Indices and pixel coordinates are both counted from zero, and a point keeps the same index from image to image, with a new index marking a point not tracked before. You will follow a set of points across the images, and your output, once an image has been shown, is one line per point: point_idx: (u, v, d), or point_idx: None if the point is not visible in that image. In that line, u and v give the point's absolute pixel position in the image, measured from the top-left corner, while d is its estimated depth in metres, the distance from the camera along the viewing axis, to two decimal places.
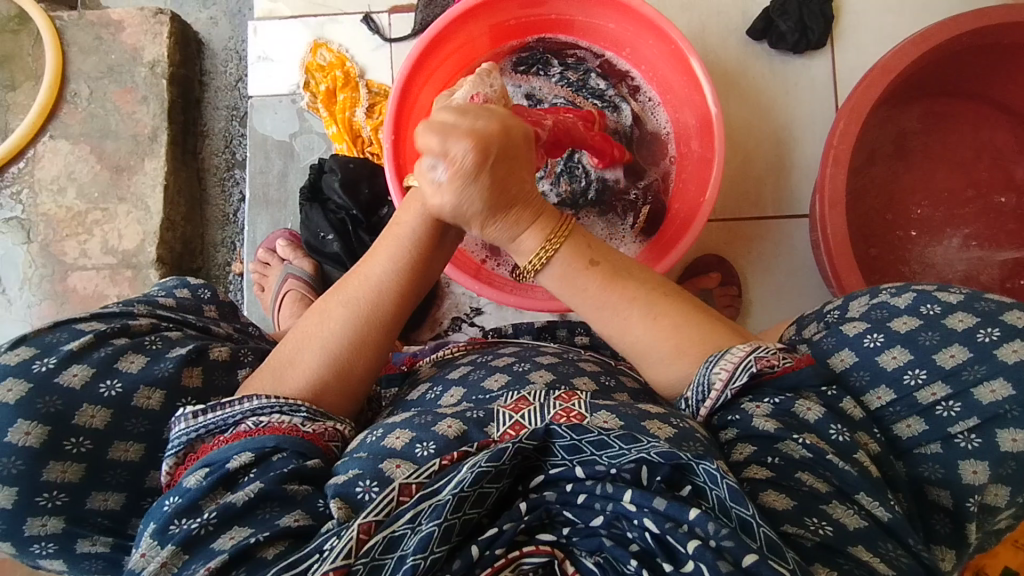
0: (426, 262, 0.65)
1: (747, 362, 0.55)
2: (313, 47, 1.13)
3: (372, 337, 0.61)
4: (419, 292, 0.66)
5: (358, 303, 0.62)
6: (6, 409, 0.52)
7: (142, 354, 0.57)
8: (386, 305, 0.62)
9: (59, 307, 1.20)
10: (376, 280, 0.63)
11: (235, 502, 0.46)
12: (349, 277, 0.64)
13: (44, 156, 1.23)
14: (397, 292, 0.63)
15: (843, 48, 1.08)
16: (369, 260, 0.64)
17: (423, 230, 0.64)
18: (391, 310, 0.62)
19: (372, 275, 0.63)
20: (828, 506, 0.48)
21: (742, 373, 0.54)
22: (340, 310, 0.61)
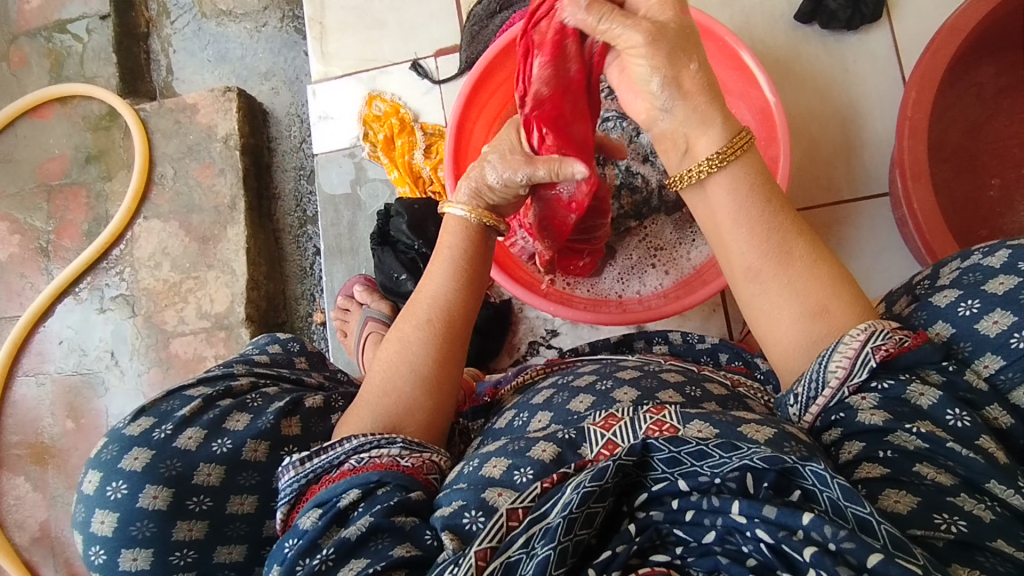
0: (478, 269, 0.68)
1: (864, 357, 0.50)
2: (368, 100, 1.19)
3: (453, 350, 0.64)
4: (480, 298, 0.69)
5: (430, 323, 0.64)
6: (135, 476, 0.55)
7: (245, 412, 0.61)
8: (456, 317, 0.65)
9: (165, 372, 1.29)
10: (442, 297, 0.65)
11: (349, 537, 0.47)
12: (411, 301, 0.66)
13: (140, 235, 1.34)
14: (464, 305, 0.66)
15: (901, 17, 1.03)
16: (426, 281, 0.67)
17: (468, 246, 0.69)
18: (462, 319, 0.65)
19: (436, 295, 0.66)
20: (957, 498, 0.43)
21: (861, 368, 0.50)
22: (416, 334, 0.63)
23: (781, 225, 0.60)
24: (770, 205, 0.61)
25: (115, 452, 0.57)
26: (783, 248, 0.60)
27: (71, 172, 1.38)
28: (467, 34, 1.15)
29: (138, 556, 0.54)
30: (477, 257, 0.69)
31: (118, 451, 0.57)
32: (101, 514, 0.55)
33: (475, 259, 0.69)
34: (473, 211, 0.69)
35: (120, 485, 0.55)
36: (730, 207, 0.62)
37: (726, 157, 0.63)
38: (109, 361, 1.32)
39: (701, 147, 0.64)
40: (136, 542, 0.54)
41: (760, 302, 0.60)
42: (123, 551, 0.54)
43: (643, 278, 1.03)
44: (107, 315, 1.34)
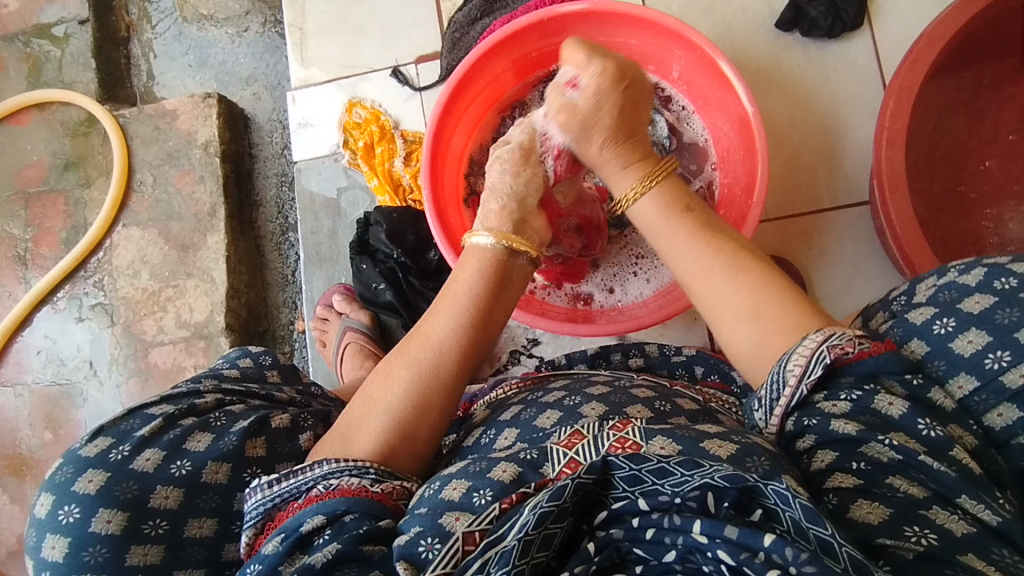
0: (485, 317, 0.66)
1: (820, 354, 0.50)
2: (348, 107, 1.18)
3: (436, 396, 0.61)
4: (484, 346, 0.66)
5: (420, 365, 0.62)
6: (88, 500, 0.54)
7: (207, 432, 0.59)
8: (450, 363, 0.62)
9: (144, 382, 1.28)
10: (441, 336, 0.63)
11: (314, 563, 0.46)
12: (411, 337, 0.64)
13: (119, 243, 1.32)
14: (462, 349, 0.63)
15: (882, 24, 1.03)
16: (431, 319, 0.65)
17: (479, 283, 0.67)
18: (456, 365, 0.62)
19: (436, 334, 0.63)
20: (929, 511, 0.42)
21: (817, 365, 0.49)
22: (403, 373, 0.61)
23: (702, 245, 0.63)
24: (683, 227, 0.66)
25: (69, 474, 0.55)
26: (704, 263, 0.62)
27: (49, 179, 1.36)
28: (447, 40, 1.14)
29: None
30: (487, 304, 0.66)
31: (72, 473, 0.55)
32: (52, 539, 0.53)
33: (484, 304, 0.66)
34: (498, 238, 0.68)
35: (72, 509, 0.53)
36: (658, 232, 0.67)
37: (646, 185, 0.70)
38: (88, 371, 1.30)
39: (619, 184, 0.72)
40: (88, 568, 0.52)
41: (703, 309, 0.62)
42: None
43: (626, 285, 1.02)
44: (86, 325, 1.32)
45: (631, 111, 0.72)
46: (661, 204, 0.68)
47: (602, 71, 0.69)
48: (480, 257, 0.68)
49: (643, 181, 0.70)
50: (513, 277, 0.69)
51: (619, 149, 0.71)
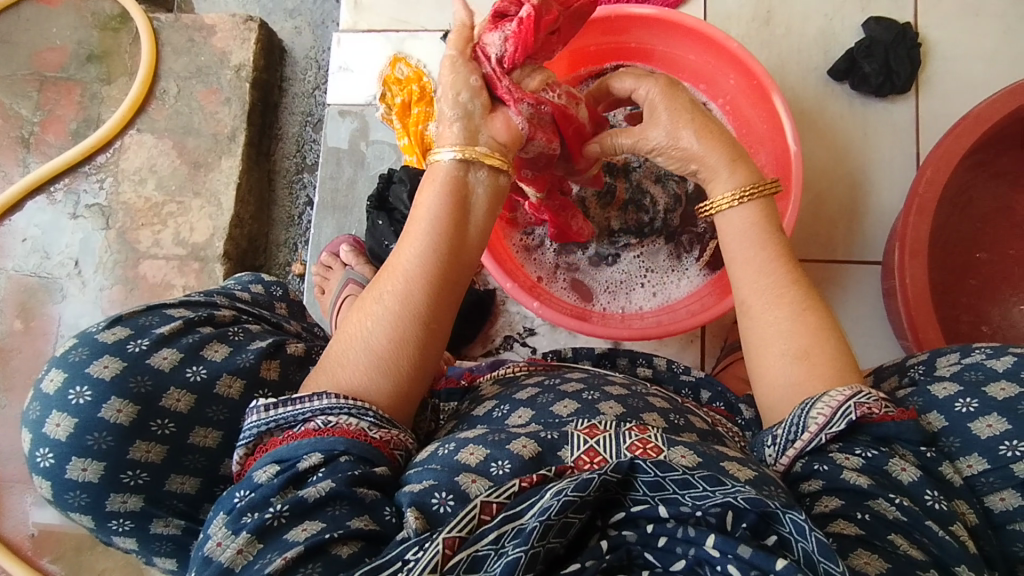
0: (452, 241, 0.63)
1: (845, 409, 0.51)
2: (392, 61, 1.15)
3: (413, 327, 0.60)
4: (459, 270, 0.64)
5: (391, 297, 0.60)
6: (102, 385, 0.54)
7: (225, 344, 0.60)
8: (419, 290, 0.60)
9: (128, 292, 1.25)
10: (406, 264, 0.62)
11: (307, 497, 0.46)
12: (382, 272, 0.63)
13: (130, 147, 1.29)
14: (432, 275, 0.61)
15: (929, 94, 1.05)
16: (398, 251, 0.63)
17: (441, 208, 0.64)
18: (430, 296, 0.61)
19: (402, 264, 0.62)
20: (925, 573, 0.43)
21: (840, 419, 0.51)
22: (377, 307, 0.60)
23: (777, 272, 0.66)
24: (765, 250, 0.68)
25: (86, 356, 0.55)
26: (775, 292, 0.65)
27: (68, 67, 1.32)
28: None
29: (89, 467, 0.53)
30: (452, 229, 0.63)
31: (89, 356, 0.55)
32: (58, 417, 0.53)
33: (449, 230, 0.63)
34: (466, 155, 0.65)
35: (84, 392, 0.53)
36: (744, 241, 0.70)
37: (740, 196, 0.71)
38: (72, 269, 1.27)
39: (717, 186, 0.73)
40: (91, 452, 0.53)
41: (750, 336, 0.65)
42: (73, 459, 0.52)
43: (631, 295, 1.02)
44: (78, 222, 1.28)
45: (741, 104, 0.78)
46: (754, 218, 0.70)
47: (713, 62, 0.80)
48: (440, 185, 0.64)
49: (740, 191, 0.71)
50: (474, 201, 0.65)
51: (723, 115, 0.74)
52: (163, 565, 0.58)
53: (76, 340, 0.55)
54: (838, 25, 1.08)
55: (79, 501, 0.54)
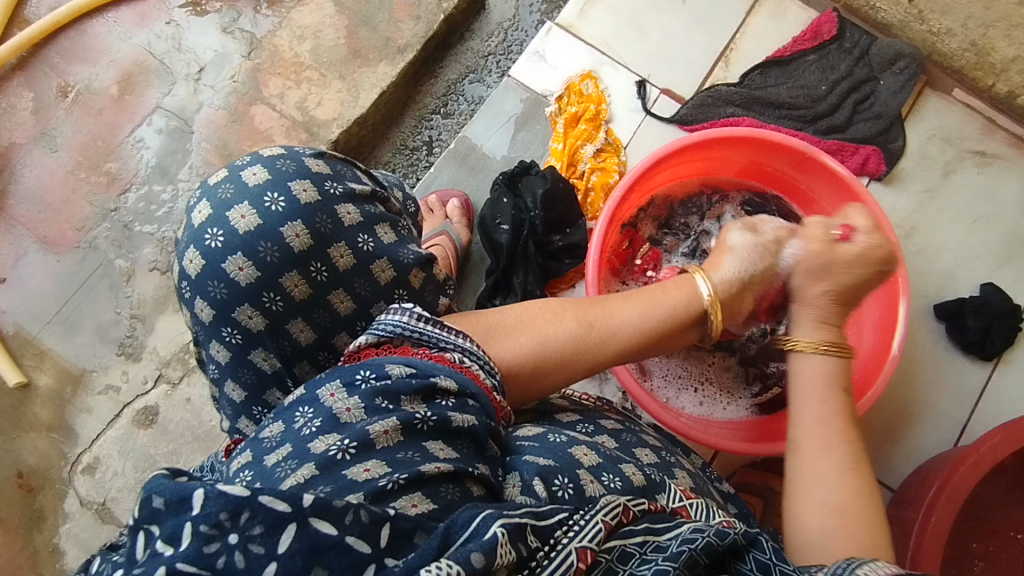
0: (661, 333, 0.66)
1: None
2: (584, 74, 1.20)
3: (584, 361, 0.61)
4: (640, 356, 0.66)
5: (591, 326, 0.62)
6: (294, 204, 0.51)
7: (393, 231, 0.57)
8: (611, 350, 0.62)
9: (229, 122, 1.23)
10: (621, 318, 0.63)
11: (452, 420, 0.45)
12: (593, 300, 0.64)
13: (309, 3, 1.29)
14: (629, 348, 0.63)
15: (1003, 375, 1.12)
16: (616, 298, 0.65)
17: (682, 305, 0.67)
18: (613, 352, 0.62)
19: (619, 315, 0.63)
20: None
21: None
22: (573, 321, 0.61)
23: (832, 427, 0.66)
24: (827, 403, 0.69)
25: (292, 169, 0.52)
26: (827, 445, 0.65)
27: None
28: (698, 98, 1.19)
29: (245, 269, 0.50)
30: (671, 325, 0.66)
31: (296, 171, 0.52)
32: (245, 209, 0.50)
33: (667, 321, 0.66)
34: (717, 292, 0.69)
35: (278, 200, 0.51)
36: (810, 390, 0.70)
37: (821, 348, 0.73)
38: (192, 73, 1.25)
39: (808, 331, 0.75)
40: (253, 258, 0.50)
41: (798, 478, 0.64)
42: (236, 255, 0.50)
43: (680, 393, 1.04)
44: (224, 37, 1.27)
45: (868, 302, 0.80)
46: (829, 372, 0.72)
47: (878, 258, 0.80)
48: (689, 294, 0.68)
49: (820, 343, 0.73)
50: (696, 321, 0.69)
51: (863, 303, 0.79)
52: (228, 393, 0.54)
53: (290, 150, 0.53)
54: (962, 273, 1.15)
55: (213, 294, 0.50)
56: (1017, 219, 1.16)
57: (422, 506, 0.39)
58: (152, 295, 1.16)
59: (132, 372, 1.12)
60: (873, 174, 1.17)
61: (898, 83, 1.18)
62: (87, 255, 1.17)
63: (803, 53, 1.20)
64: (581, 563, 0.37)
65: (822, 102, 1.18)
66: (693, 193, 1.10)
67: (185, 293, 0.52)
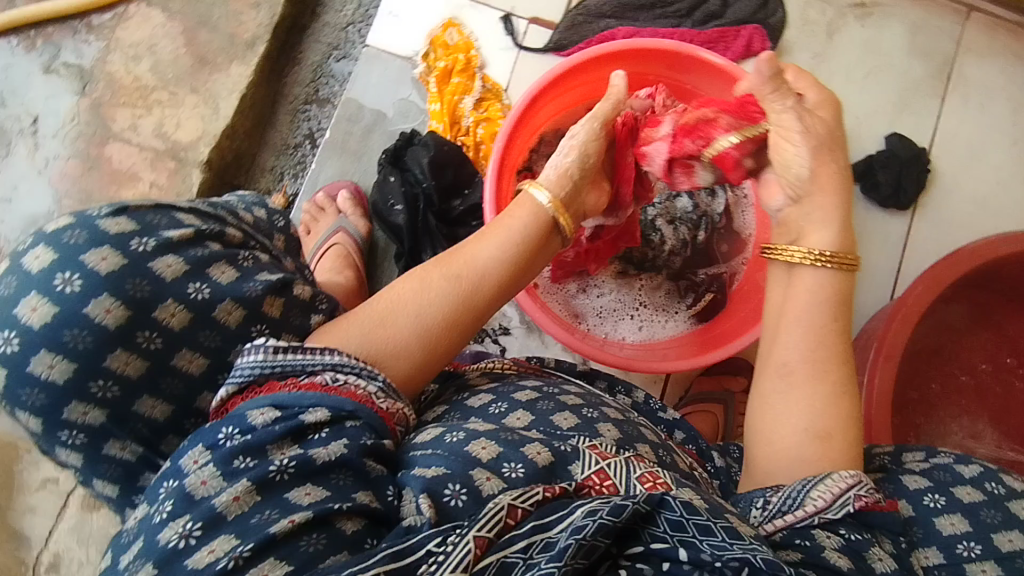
0: (529, 258, 0.63)
1: (845, 498, 0.50)
2: (445, 24, 1.12)
3: (467, 318, 0.58)
4: (519, 284, 0.64)
5: (460, 279, 0.58)
6: (93, 278, 0.47)
7: (233, 268, 0.53)
8: (487, 291, 0.59)
9: (86, 171, 1.13)
10: (485, 259, 0.60)
11: (315, 458, 0.43)
12: (451, 253, 0.61)
13: (133, 18, 1.17)
14: (503, 281, 0.61)
15: (923, 221, 1.13)
16: (474, 243, 0.62)
17: (533, 225, 0.64)
18: (491, 296, 0.60)
19: (479, 255, 0.60)
20: None
21: (839, 506, 0.50)
22: (441, 281, 0.58)
23: (830, 346, 0.63)
24: (833, 322, 0.64)
25: (84, 239, 0.48)
26: (820, 366, 0.62)
27: None
28: (568, 18, 1.12)
29: (56, 365, 0.46)
30: (537, 249, 0.64)
31: (88, 240, 0.48)
32: (37, 300, 0.46)
33: (532, 246, 0.64)
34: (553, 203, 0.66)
35: (74, 279, 0.46)
36: (813, 304, 0.65)
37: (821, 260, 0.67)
38: (29, 127, 1.14)
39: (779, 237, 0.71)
40: (64, 350, 0.46)
41: (775, 400, 0.62)
42: (42, 353, 0.46)
43: (618, 323, 1.03)
44: (50, 78, 1.15)
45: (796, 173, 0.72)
46: (834, 288, 0.66)
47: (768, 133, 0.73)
48: (534, 210, 0.65)
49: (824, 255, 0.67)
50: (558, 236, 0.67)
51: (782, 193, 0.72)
52: (103, 491, 0.52)
53: (75, 218, 0.48)
54: (865, 132, 1.14)
55: (32, 401, 0.47)
56: (906, 64, 1.15)
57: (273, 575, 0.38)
58: None
59: None
60: (760, 53, 1.13)
61: None
62: None
63: None
64: None
65: None
66: (582, 121, 1.05)
67: (8, 404, 0.48)
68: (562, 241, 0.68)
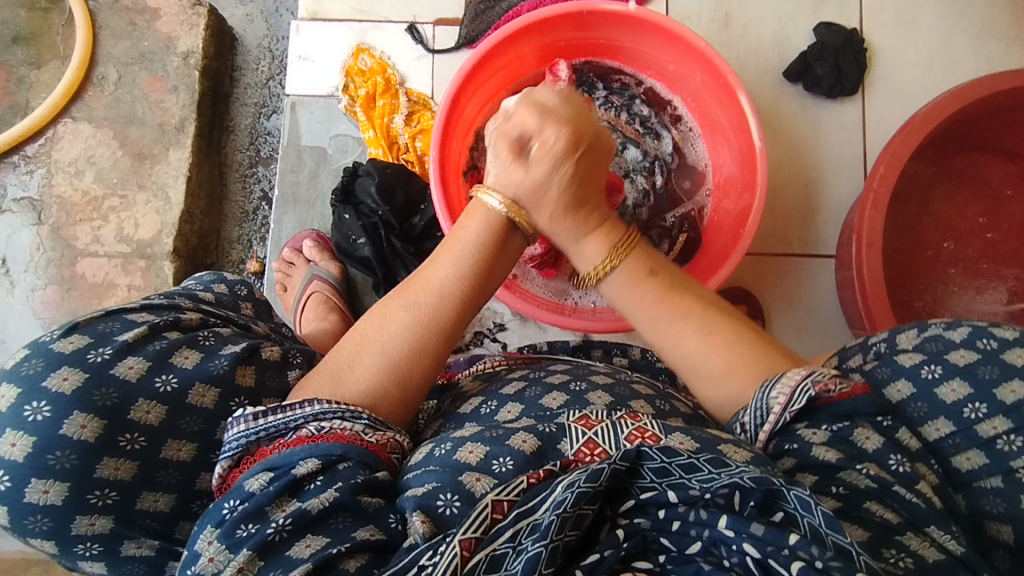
0: (489, 264, 0.64)
1: (804, 386, 0.51)
2: (355, 51, 1.12)
3: (433, 343, 0.59)
4: (484, 295, 0.65)
5: (419, 306, 0.59)
6: (61, 400, 0.47)
7: (196, 350, 0.54)
8: (448, 310, 0.60)
9: (65, 293, 1.16)
10: (441, 278, 0.61)
11: (310, 509, 0.44)
12: (410, 280, 0.62)
13: (64, 136, 1.20)
14: (460, 297, 0.61)
15: (875, 98, 1.11)
16: (430, 266, 0.63)
17: (486, 233, 0.65)
18: (456, 313, 0.61)
19: (435, 277, 0.62)
20: (904, 536, 0.44)
21: (799, 397, 0.51)
22: (401, 312, 0.59)
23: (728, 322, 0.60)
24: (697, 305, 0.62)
25: (42, 366, 0.48)
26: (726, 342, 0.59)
27: None
28: (471, 9, 1.12)
29: (50, 489, 0.46)
30: (491, 256, 0.65)
31: (47, 365, 0.48)
32: (13, 435, 0.47)
33: (489, 252, 0.65)
34: (509, 205, 0.66)
35: (42, 406, 0.47)
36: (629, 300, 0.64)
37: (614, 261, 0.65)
38: None
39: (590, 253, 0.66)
40: (52, 473, 0.46)
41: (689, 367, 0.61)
42: (33, 481, 0.46)
43: None
44: (5, 216, 1.18)
45: (591, 173, 0.67)
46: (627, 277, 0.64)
47: (563, 130, 0.64)
48: (486, 216, 0.66)
49: (608, 259, 0.65)
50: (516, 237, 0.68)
51: (571, 216, 0.66)
52: None
53: (29, 348, 0.49)
54: (792, 30, 1.13)
55: (39, 528, 0.47)
56: None
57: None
58: None
59: None
60: None
61: None
62: None
63: None
64: None
65: None
66: None
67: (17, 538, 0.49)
68: (523, 239, 0.69)
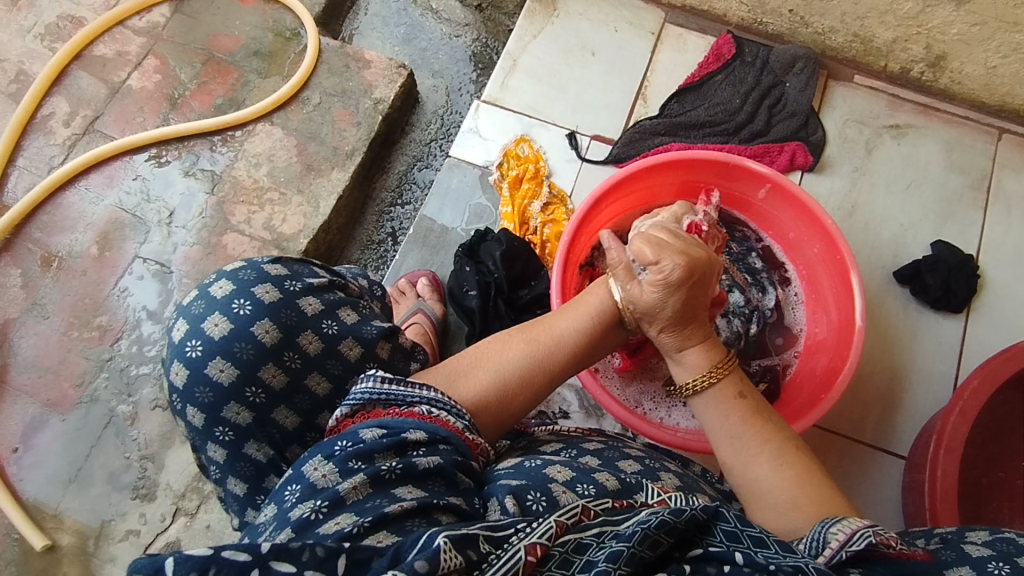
0: (603, 333, 0.71)
1: (863, 532, 0.53)
2: (517, 139, 1.29)
3: (539, 379, 0.66)
4: (588, 359, 0.71)
5: (537, 344, 0.67)
6: (261, 305, 0.59)
7: (356, 312, 0.64)
8: (561, 357, 0.67)
9: (205, 255, 1.31)
10: (563, 329, 0.69)
11: (417, 464, 0.50)
12: (535, 321, 0.69)
13: (259, 133, 1.41)
14: (574, 350, 0.68)
15: (978, 321, 1.15)
16: (556, 315, 0.71)
17: (612, 304, 0.72)
18: (565, 361, 0.68)
19: (559, 326, 0.69)
20: None
21: (860, 539, 0.52)
22: (521, 344, 0.66)
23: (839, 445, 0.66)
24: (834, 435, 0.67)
25: (253, 277, 0.60)
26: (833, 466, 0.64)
27: (235, 54, 1.47)
28: (626, 136, 1.28)
29: (225, 370, 0.57)
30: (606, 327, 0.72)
31: (257, 277, 0.60)
32: (218, 318, 0.58)
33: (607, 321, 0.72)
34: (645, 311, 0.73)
35: (246, 304, 0.59)
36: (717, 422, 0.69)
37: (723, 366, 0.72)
38: (163, 218, 1.34)
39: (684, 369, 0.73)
40: (233, 358, 0.57)
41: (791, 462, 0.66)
42: (216, 358, 0.57)
43: (673, 409, 1.07)
44: (187, 180, 1.37)
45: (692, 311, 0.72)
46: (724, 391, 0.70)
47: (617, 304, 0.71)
48: (608, 293, 0.73)
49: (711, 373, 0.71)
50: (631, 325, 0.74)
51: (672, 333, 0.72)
52: (232, 489, 0.59)
53: (249, 261, 0.61)
54: (911, 237, 1.20)
55: (201, 398, 0.57)
56: (943, 178, 1.23)
57: (386, 542, 0.43)
58: (157, 433, 1.21)
59: (150, 512, 1.15)
60: (802, 166, 1.24)
61: (800, 83, 1.28)
62: (90, 409, 1.22)
63: (710, 75, 1.30)
64: (530, 557, 0.41)
65: (739, 113, 1.26)
66: None
67: (177, 405, 0.59)
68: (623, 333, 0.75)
